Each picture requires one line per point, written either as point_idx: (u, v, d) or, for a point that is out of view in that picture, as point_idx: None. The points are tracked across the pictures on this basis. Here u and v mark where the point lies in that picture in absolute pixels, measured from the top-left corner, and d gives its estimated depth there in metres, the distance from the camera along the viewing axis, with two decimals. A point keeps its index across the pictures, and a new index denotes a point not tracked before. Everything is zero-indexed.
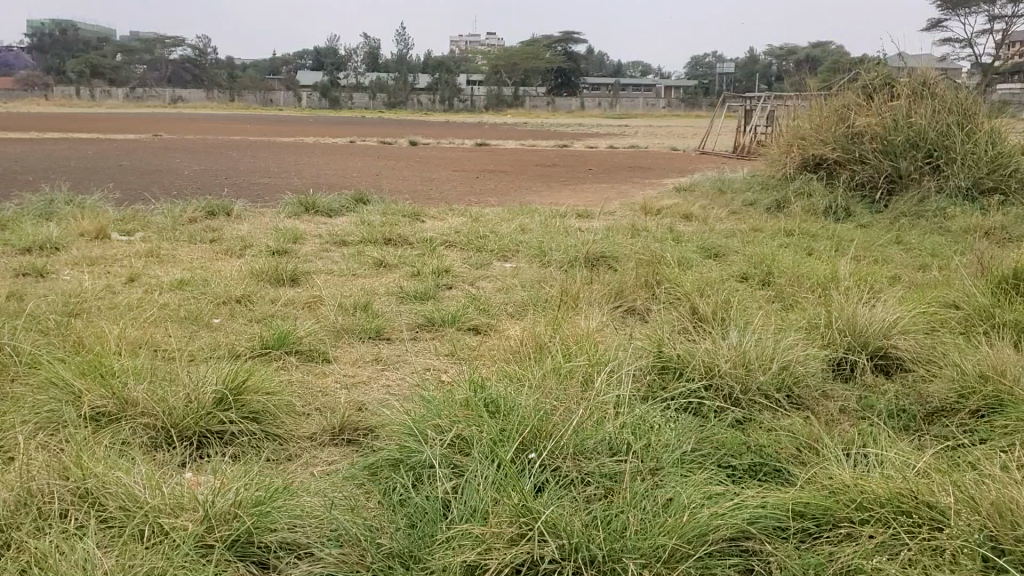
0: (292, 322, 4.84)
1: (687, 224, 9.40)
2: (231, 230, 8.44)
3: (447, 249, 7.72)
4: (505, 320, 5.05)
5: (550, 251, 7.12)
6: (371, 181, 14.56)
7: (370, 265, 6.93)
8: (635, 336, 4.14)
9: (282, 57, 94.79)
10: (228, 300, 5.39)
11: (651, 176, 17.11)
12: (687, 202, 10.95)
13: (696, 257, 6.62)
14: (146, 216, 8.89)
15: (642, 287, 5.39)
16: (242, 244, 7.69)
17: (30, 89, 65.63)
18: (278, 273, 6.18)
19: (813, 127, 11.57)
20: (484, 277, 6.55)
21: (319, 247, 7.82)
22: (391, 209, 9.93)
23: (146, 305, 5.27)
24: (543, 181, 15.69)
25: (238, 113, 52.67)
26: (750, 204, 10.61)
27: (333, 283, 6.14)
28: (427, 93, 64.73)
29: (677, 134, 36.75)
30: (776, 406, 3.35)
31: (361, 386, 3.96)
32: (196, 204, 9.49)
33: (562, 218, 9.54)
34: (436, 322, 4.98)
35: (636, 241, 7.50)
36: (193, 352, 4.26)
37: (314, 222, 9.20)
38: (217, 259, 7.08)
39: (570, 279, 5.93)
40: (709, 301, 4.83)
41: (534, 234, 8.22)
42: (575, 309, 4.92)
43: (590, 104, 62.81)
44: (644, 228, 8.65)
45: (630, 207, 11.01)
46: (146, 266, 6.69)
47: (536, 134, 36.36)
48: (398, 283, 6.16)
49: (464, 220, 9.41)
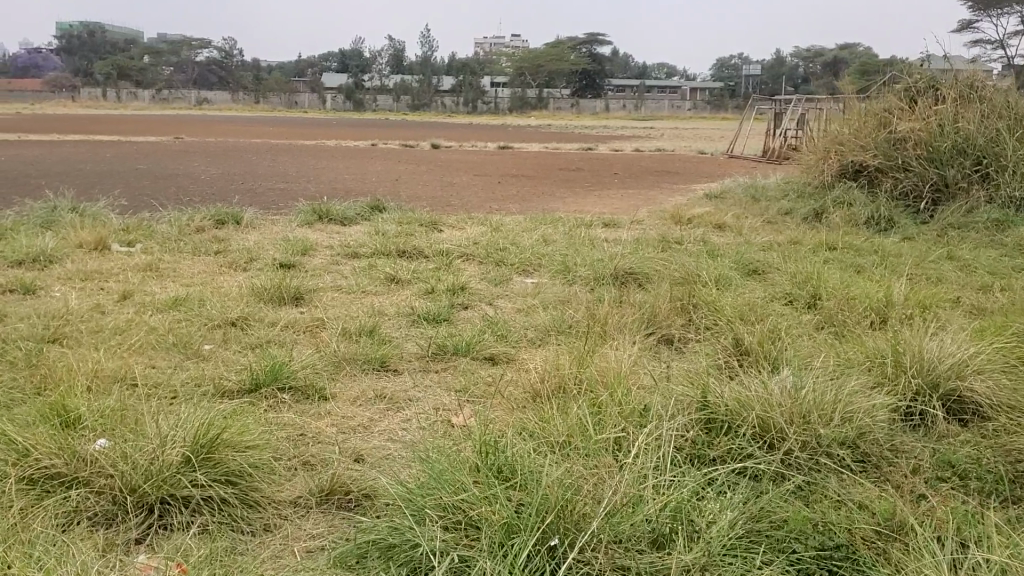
0: (289, 351, 4.37)
1: (721, 235, 8.87)
2: (237, 240, 8.02)
3: (466, 263, 7.24)
4: (526, 348, 4.56)
5: (575, 265, 6.63)
6: (390, 186, 14.14)
7: (383, 280, 6.47)
8: (673, 378, 3.62)
9: (307, 59, 94.98)
10: (224, 322, 4.94)
11: (679, 182, 16.55)
12: (720, 211, 10.41)
13: (734, 275, 6.10)
14: (151, 224, 8.49)
15: (677, 312, 4.87)
16: (247, 255, 7.26)
17: (57, 91, 66.05)
18: (281, 290, 5.73)
19: (852, 131, 10.99)
20: (504, 296, 6.07)
21: (329, 259, 7.37)
22: (407, 218, 9.48)
23: (133, 328, 4.82)
24: (567, 187, 15.20)
25: (261, 114, 52.60)
26: (786, 214, 10.06)
27: (340, 303, 5.68)
28: (451, 95, 64.35)
29: (703, 136, 36.11)
30: (843, 471, 2.84)
31: (359, 430, 3.48)
32: (205, 212, 9.09)
33: (587, 228, 9.05)
34: (448, 349, 4.50)
35: (668, 255, 6.98)
36: (174, 390, 3.80)
37: (326, 232, 8.76)
38: (221, 274, 6.65)
39: (597, 300, 5.42)
40: (754, 329, 4.31)
41: (558, 245, 7.73)
42: (602, 339, 4.42)
43: (616, 106, 62.20)
44: (676, 240, 8.14)
45: (658, 216, 10.49)
46: (144, 281, 6.27)
47: (561, 137, 35.88)
48: (410, 303, 5.69)
49: (484, 231, 8.93)
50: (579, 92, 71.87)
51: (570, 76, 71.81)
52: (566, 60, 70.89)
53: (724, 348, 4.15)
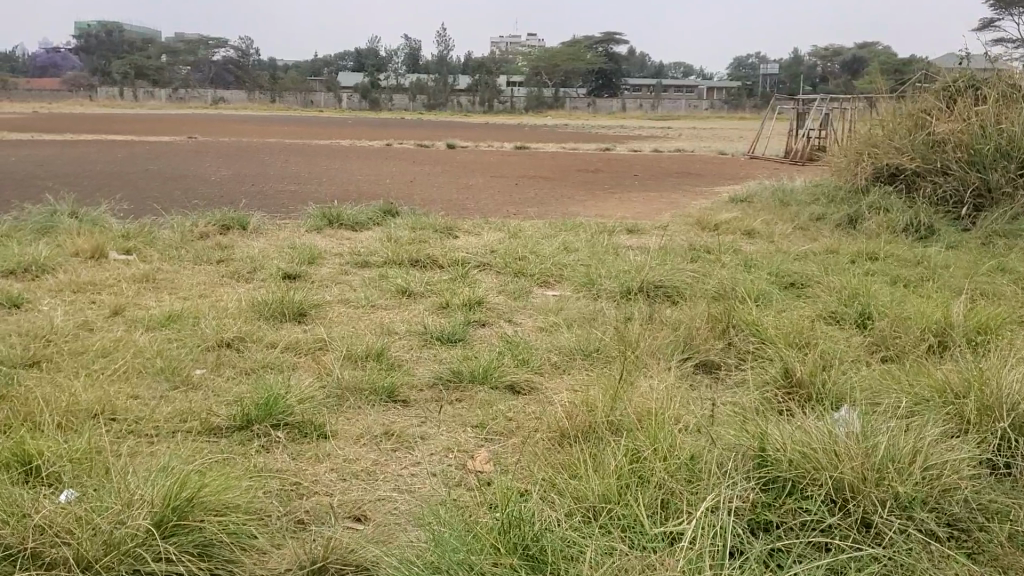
0: (287, 378, 3.95)
1: (752, 243, 8.39)
2: (242, 247, 7.62)
3: (483, 273, 6.80)
4: (552, 376, 4.11)
5: (600, 277, 6.19)
6: (405, 188, 13.73)
7: (395, 294, 6.03)
8: (722, 421, 3.19)
9: (324, 59, 94.87)
10: (219, 343, 4.53)
11: (702, 184, 16.08)
12: (749, 216, 9.94)
13: (774, 290, 5.63)
14: (153, 230, 8.11)
15: (717, 334, 4.41)
16: (251, 264, 6.86)
17: (75, 90, 66.17)
18: (283, 304, 5.31)
19: (887, 133, 10.49)
20: (525, 311, 5.62)
21: (337, 268, 6.96)
22: (421, 223, 9.06)
23: (120, 349, 4.42)
24: (587, 189, 14.75)
25: (276, 114, 52.38)
26: (819, 221, 9.57)
27: (348, 320, 5.27)
28: (467, 94, 63.96)
29: (722, 136, 35.56)
30: (931, 542, 2.39)
31: (362, 477, 3.05)
32: (210, 216, 8.70)
33: (610, 234, 8.60)
34: (464, 376, 4.05)
35: (699, 267, 6.53)
36: (157, 427, 3.40)
37: (336, 238, 8.36)
38: (222, 286, 6.24)
39: (625, 319, 4.97)
40: (805, 358, 3.87)
41: (581, 255, 7.28)
42: (637, 367, 3.97)
43: (633, 105, 61.64)
44: (706, 249, 7.67)
45: (684, 221, 10.04)
46: (140, 294, 5.88)
47: (578, 136, 35.36)
48: (424, 320, 5.26)
49: (502, 237, 8.49)
50: (596, 92, 71.30)
51: (587, 75, 71.24)
52: (583, 59, 70.36)
53: (774, 381, 3.71)
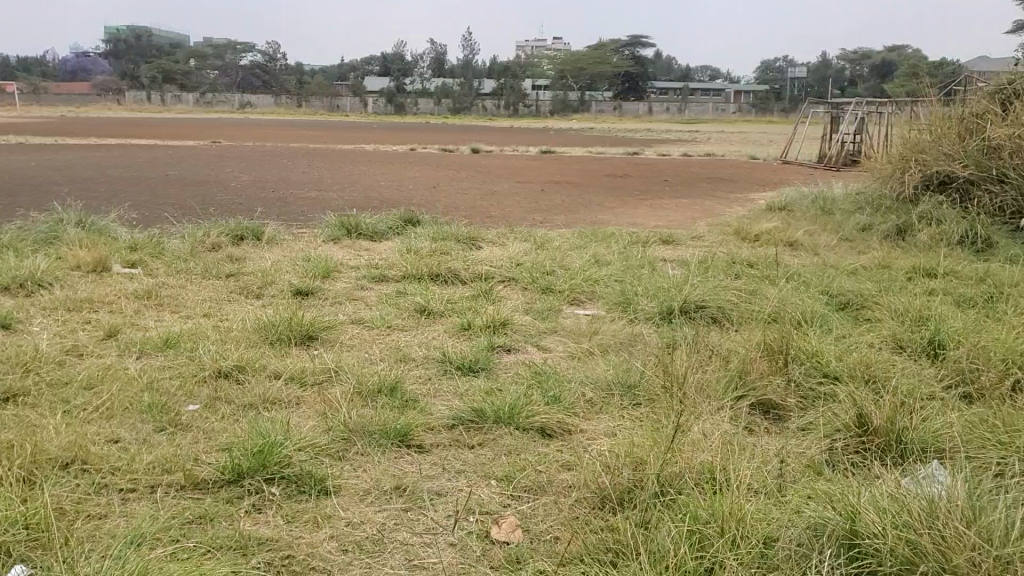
0: (288, 419, 3.49)
1: (796, 256, 7.86)
2: (254, 259, 7.19)
3: (508, 289, 6.33)
4: (588, 417, 3.62)
5: (636, 297, 5.70)
6: (427, 195, 13.29)
7: (414, 313, 5.57)
8: (793, 493, 2.70)
9: (350, 63, 94.94)
10: (216, 374, 4.08)
11: (736, 190, 15.54)
12: (789, 226, 9.40)
13: (829, 313, 5.11)
14: (162, 241, 7.71)
15: (774, 368, 3.92)
16: (261, 277, 6.43)
17: (104, 94, 66.52)
18: (291, 325, 4.86)
19: (934, 139, 9.93)
20: (555, 333, 5.13)
21: (353, 283, 6.52)
22: (443, 232, 8.62)
23: (106, 380, 3.99)
24: (616, 196, 14.24)
25: (301, 118, 52.20)
26: (864, 231, 9.03)
27: (361, 343, 4.82)
28: (492, 98, 63.53)
29: (751, 140, 34.93)
30: None
31: (367, 549, 2.58)
32: (223, 225, 8.30)
33: (644, 246, 8.11)
34: (488, 415, 3.57)
35: (744, 285, 6.02)
36: (133, 481, 2.96)
37: (354, 250, 7.93)
38: (229, 302, 5.81)
39: (665, 347, 4.49)
40: (880, 400, 3.37)
41: (613, 269, 6.79)
42: (684, 415, 3.50)
43: (659, 109, 60.99)
44: (748, 265, 7.15)
45: (720, 231, 9.52)
46: (139, 312, 5.46)
47: (604, 140, 34.85)
48: (446, 344, 4.78)
49: (528, 248, 8.01)
50: (621, 95, 70.67)
51: (612, 79, 70.65)
52: (608, 62, 69.76)
53: (842, 432, 3.22)
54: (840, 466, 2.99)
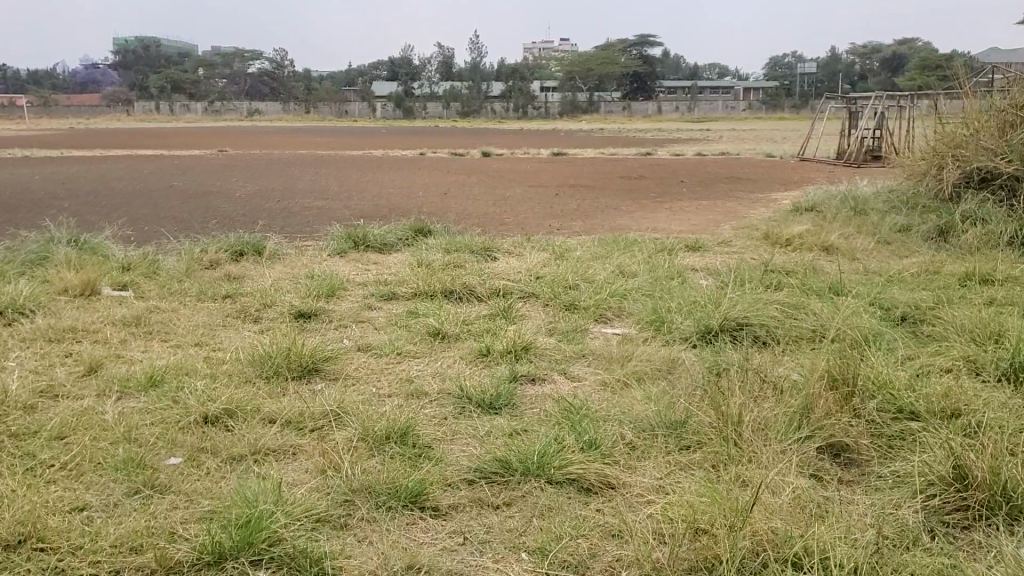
0: (281, 479, 3.00)
1: (834, 262, 7.33)
2: (255, 277, 6.72)
3: (528, 306, 5.83)
4: (630, 467, 3.12)
5: (670, 314, 5.20)
6: (438, 202, 12.80)
7: (426, 336, 5.07)
8: None
9: (358, 68, 94.69)
10: (203, 419, 3.60)
11: (756, 190, 15.02)
12: (822, 229, 8.87)
13: (888, 331, 4.58)
14: (158, 260, 7.25)
15: (841, 403, 3.41)
16: (262, 297, 5.96)
17: (112, 105, 66.44)
18: (290, 356, 4.37)
19: (972, 132, 9.39)
20: (583, 358, 4.62)
21: (361, 302, 6.04)
22: (455, 243, 8.14)
23: (77, 429, 3.51)
24: (633, 199, 13.74)
25: (309, 125, 51.82)
26: (902, 233, 8.51)
27: (369, 375, 4.33)
28: (502, 101, 63.03)
29: (766, 138, 34.32)
30: None
31: None
32: (222, 241, 7.84)
33: (670, 254, 7.60)
34: (513, 467, 3.07)
35: (787, 298, 5.50)
36: (94, 566, 2.47)
37: (362, 264, 7.46)
38: (225, 328, 5.33)
39: (710, 377, 3.99)
40: (978, 446, 2.86)
41: (640, 282, 6.28)
42: (743, 467, 3.00)
43: (669, 108, 60.42)
44: (785, 274, 6.63)
45: (747, 235, 9.01)
46: (127, 342, 4.99)
47: (615, 141, 34.34)
48: (463, 375, 4.29)
49: (547, 259, 7.51)
50: (630, 95, 70.12)
51: (621, 78, 70.17)
52: (617, 62, 69.28)
53: (933, 488, 2.72)
54: (938, 537, 2.49)
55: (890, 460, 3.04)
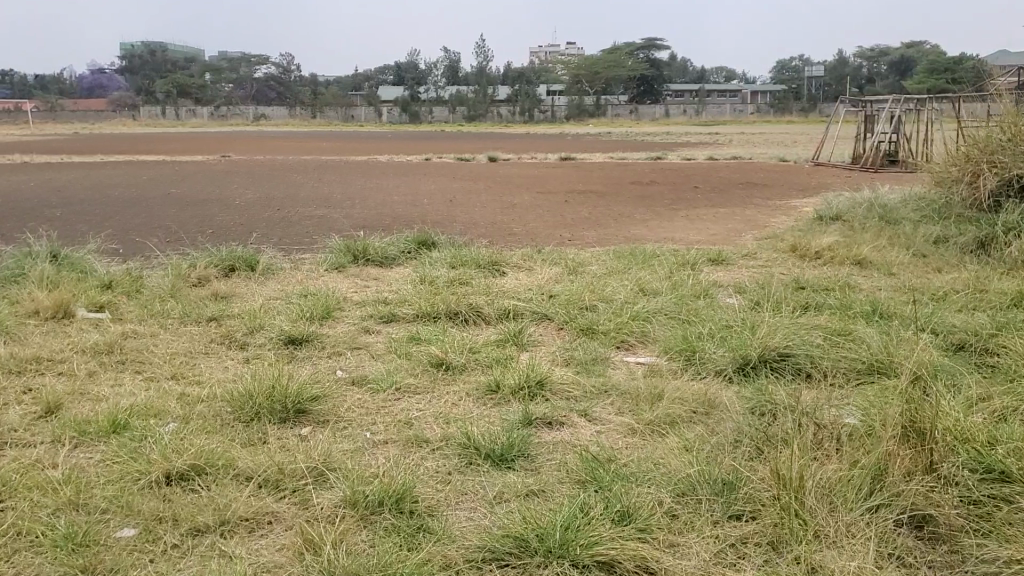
0: (250, 567, 2.49)
1: (870, 279, 6.79)
2: (245, 297, 6.21)
3: (542, 330, 5.29)
4: (672, 545, 2.59)
5: (701, 341, 4.66)
6: (443, 211, 12.29)
7: (428, 367, 4.53)
8: None
9: (365, 73, 94.40)
10: (166, 478, 3.08)
11: (773, 197, 14.48)
12: (852, 240, 8.33)
13: (953, 366, 4.04)
14: (142, 277, 6.74)
15: (919, 464, 2.87)
16: (250, 320, 5.44)
17: (118, 110, 66.20)
18: (273, 393, 3.84)
19: (1009, 136, 8.85)
20: (605, 395, 4.08)
21: (359, 324, 5.51)
22: (462, 256, 7.62)
23: (17, 490, 2.99)
24: (646, 206, 13.21)
25: (314, 129, 51.41)
26: (938, 245, 7.96)
27: (363, 417, 3.80)
28: (509, 105, 62.57)
29: (777, 141, 33.77)
30: None
31: None
32: (212, 255, 7.33)
33: (692, 269, 7.07)
34: (531, 547, 2.54)
35: (830, 322, 4.95)
36: None
37: (360, 281, 6.94)
38: (205, 357, 4.81)
39: (756, 422, 3.47)
40: None
41: (664, 302, 5.73)
42: (812, 552, 2.48)
43: (677, 112, 59.90)
44: (820, 293, 6.10)
45: (772, 247, 8.47)
46: (95, 375, 4.47)
47: (623, 146, 33.82)
48: (470, 417, 3.75)
49: (560, 275, 6.98)
50: (637, 99, 69.64)
51: (628, 82, 69.66)
52: (623, 65, 68.77)
53: None
54: None
55: (985, 541, 2.51)
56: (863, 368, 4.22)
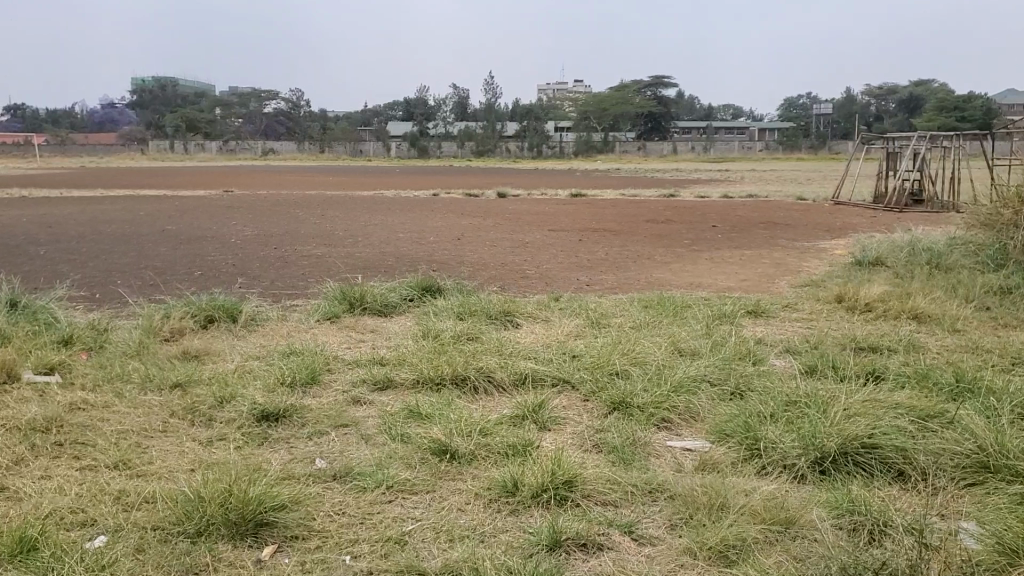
0: None
1: (935, 338, 5.96)
2: (220, 357, 5.41)
3: (567, 402, 4.45)
4: None
5: (763, 422, 3.82)
6: (450, 251, 11.54)
7: (428, 454, 3.69)
8: None
9: (374, 108, 94.50)
10: None
11: (798, 238, 13.70)
12: (904, 290, 7.50)
13: None
14: (108, 330, 5.96)
15: None
16: (221, 388, 4.63)
17: (127, 144, 66.08)
18: (228, 500, 3.02)
19: None
20: (651, 500, 3.24)
21: (347, 392, 4.69)
22: (469, 305, 6.81)
23: None
24: (665, 247, 12.43)
25: (321, 164, 51.01)
26: (1001, 296, 7.17)
27: (347, 532, 2.99)
28: (517, 141, 62.30)
29: (791, 179, 33.17)
30: None
31: None
32: (190, 303, 6.55)
33: (729, 323, 6.26)
34: None
35: (915, 400, 4.11)
36: None
37: (355, 335, 6.14)
38: (159, 439, 4.00)
39: (857, 551, 2.66)
40: None
41: (706, 366, 4.90)
42: None
43: (686, 148, 59.45)
44: (884, 358, 5.27)
45: (813, 296, 7.66)
46: (22, 462, 3.66)
47: (635, 182, 33.15)
48: (482, 536, 2.92)
49: (582, 328, 6.15)
50: (645, 136, 69.39)
51: (635, 118, 69.35)
52: (632, 102, 68.45)
53: None
54: None
55: None
56: (970, 465, 3.39)
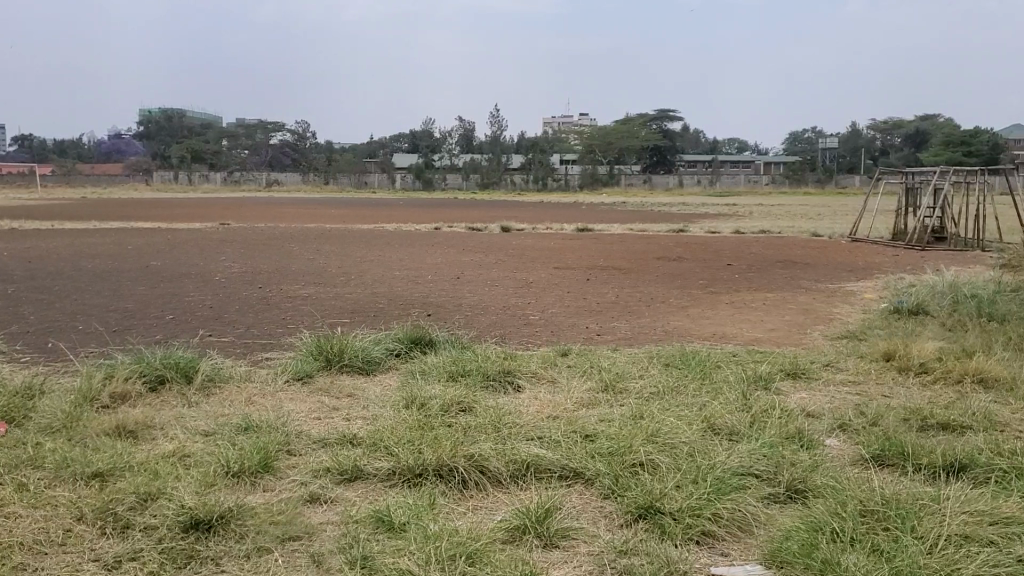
0: None
1: (1011, 409, 5.04)
2: (160, 433, 4.50)
3: (579, 505, 3.52)
4: None
5: (836, 547, 2.91)
6: (448, 292, 10.67)
7: None
8: None
9: (381, 141, 94.43)
10: None
11: (822, 278, 12.82)
12: (959, 345, 6.59)
13: None
14: (37, 396, 5.06)
15: None
16: (149, 479, 3.72)
17: (132, 174, 65.78)
18: None
19: None
20: None
21: (305, 485, 3.77)
22: (463, 361, 5.91)
23: None
24: (680, 288, 11.56)
25: (324, 196, 50.43)
26: None
27: None
28: (521, 173, 61.80)
29: (802, 214, 32.42)
30: None
31: None
32: (141, 361, 5.65)
33: (767, 389, 5.34)
34: None
35: None
36: None
37: (327, 400, 5.23)
38: (54, 560, 3.09)
39: None
40: None
41: (750, 453, 3.97)
42: None
43: (691, 181, 58.88)
44: (961, 440, 4.34)
45: (854, 351, 6.75)
46: None
47: (643, 216, 32.40)
48: None
49: (595, 395, 5.23)
50: (651, 169, 68.94)
51: (641, 151, 68.88)
52: (637, 136, 67.95)
53: None
54: None
55: None
56: None
